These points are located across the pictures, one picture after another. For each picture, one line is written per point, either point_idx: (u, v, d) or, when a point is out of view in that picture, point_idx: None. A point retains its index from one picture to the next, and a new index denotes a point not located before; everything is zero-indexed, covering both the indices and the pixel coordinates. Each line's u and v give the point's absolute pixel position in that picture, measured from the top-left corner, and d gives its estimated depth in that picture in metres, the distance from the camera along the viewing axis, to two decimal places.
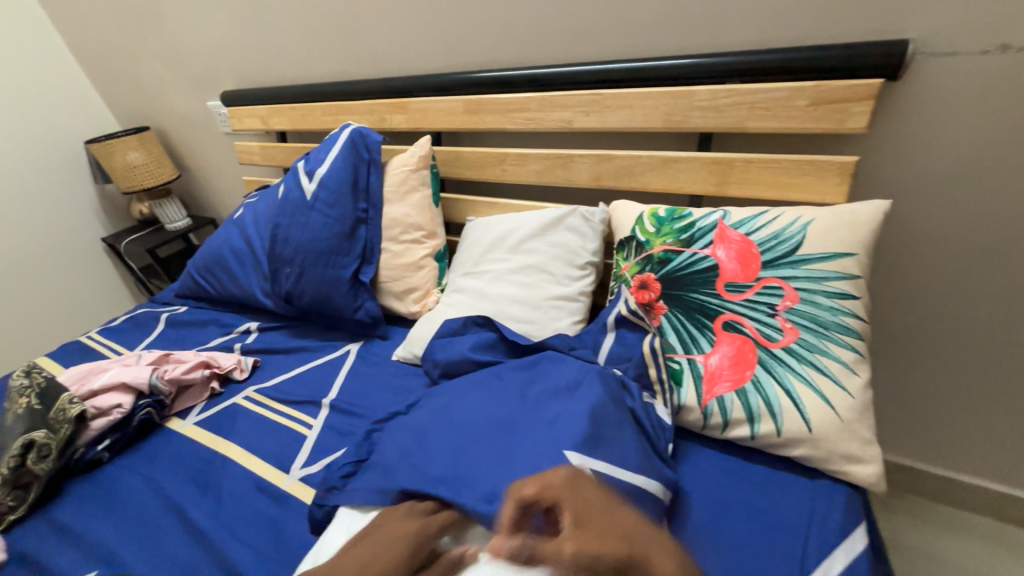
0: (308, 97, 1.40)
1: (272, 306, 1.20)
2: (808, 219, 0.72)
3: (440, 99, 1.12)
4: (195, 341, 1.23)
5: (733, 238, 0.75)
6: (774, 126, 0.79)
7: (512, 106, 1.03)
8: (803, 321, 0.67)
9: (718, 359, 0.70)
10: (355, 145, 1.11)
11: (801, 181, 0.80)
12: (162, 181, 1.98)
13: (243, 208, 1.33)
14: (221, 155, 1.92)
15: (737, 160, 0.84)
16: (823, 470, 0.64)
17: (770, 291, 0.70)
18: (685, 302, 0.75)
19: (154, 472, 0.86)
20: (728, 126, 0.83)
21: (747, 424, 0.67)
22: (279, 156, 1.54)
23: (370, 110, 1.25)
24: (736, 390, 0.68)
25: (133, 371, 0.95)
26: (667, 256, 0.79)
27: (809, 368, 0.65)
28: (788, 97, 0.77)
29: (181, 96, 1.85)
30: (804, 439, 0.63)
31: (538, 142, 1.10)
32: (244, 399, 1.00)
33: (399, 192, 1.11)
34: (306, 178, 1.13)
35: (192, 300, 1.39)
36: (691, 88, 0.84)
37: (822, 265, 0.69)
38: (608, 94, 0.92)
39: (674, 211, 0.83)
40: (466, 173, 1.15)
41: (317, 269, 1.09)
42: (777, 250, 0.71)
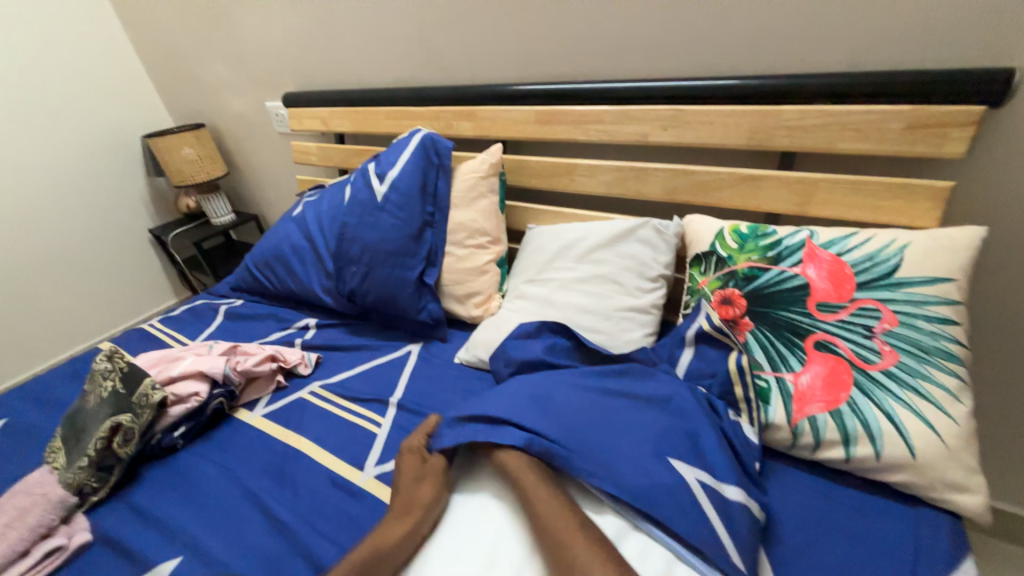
0: (371, 101, 1.43)
1: (333, 303, 1.22)
2: (904, 241, 0.71)
3: (510, 108, 1.14)
4: (254, 334, 1.25)
5: (824, 257, 0.74)
6: (865, 148, 0.80)
7: (586, 118, 1.04)
8: (903, 344, 0.66)
9: (810, 379, 0.69)
10: (426, 150, 1.13)
11: (891, 204, 0.79)
12: (213, 176, 2.03)
13: (304, 206, 1.36)
14: (273, 154, 1.97)
15: (822, 181, 0.83)
16: (924, 497, 0.63)
17: (866, 313, 0.69)
18: (774, 319, 0.74)
19: (228, 460, 0.87)
20: (815, 146, 0.83)
21: (841, 446, 0.66)
22: (336, 157, 1.57)
23: (436, 116, 1.27)
24: (831, 411, 0.67)
25: (209, 361, 0.97)
26: (753, 273, 0.79)
27: (910, 392, 0.64)
28: (882, 120, 0.77)
29: (239, 96, 1.91)
30: (905, 465, 0.62)
31: (607, 154, 1.11)
32: (309, 394, 1.01)
33: (467, 198, 1.13)
34: (376, 180, 1.15)
35: (248, 293, 1.42)
36: (778, 107, 0.85)
37: (922, 289, 0.68)
38: (688, 110, 0.92)
39: (757, 227, 0.82)
40: (531, 182, 1.16)
41: (383, 269, 1.11)
42: (873, 271, 0.71)
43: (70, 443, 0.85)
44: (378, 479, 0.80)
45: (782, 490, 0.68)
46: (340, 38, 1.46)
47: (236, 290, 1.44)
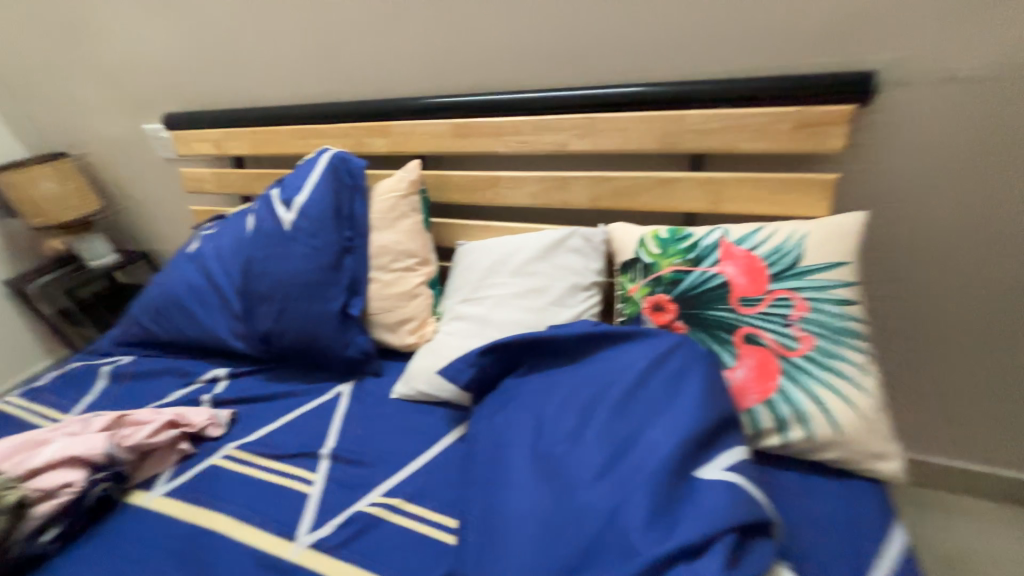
0: (270, 119, 1.30)
1: (245, 349, 1.08)
2: (803, 232, 0.77)
3: (424, 122, 1.09)
4: (148, 396, 1.07)
5: (738, 254, 0.78)
6: (763, 147, 0.85)
7: (504, 129, 1.02)
8: (816, 328, 0.71)
9: (744, 373, 0.71)
10: (337, 170, 1.04)
11: (791, 197, 0.86)
12: (84, 213, 1.74)
13: (200, 241, 1.20)
14: (159, 182, 1.73)
15: (730, 180, 0.88)
16: (851, 469, 0.67)
17: (782, 303, 0.73)
18: (703, 319, 0.77)
19: (122, 561, 0.72)
20: (719, 148, 0.88)
21: (778, 432, 0.69)
22: (235, 183, 1.41)
23: (346, 134, 1.18)
24: (765, 401, 0.70)
25: (85, 441, 0.80)
26: (678, 277, 0.81)
27: (828, 373, 0.69)
28: (773, 121, 0.83)
29: (108, 119, 1.65)
30: (834, 442, 0.66)
31: (529, 164, 1.10)
32: (224, 459, 0.88)
33: (387, 219, 1.05)
34: (282, 207, 1.04)
35: (139, 348, 1.21)
36: (683, 112, 0.89)
37: (824, 275, 0.73)
38: (602, 118, 0.94)
39: (676, 231, 0.85)
40: (455, 197, 1.11)
41: (301, 305, 1.00)
42: (782, 263, 0.75)
43: None
44: (314, 548, 0.70)
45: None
46: (226, 52, 1.31)
47: (122, 346, 1.23)
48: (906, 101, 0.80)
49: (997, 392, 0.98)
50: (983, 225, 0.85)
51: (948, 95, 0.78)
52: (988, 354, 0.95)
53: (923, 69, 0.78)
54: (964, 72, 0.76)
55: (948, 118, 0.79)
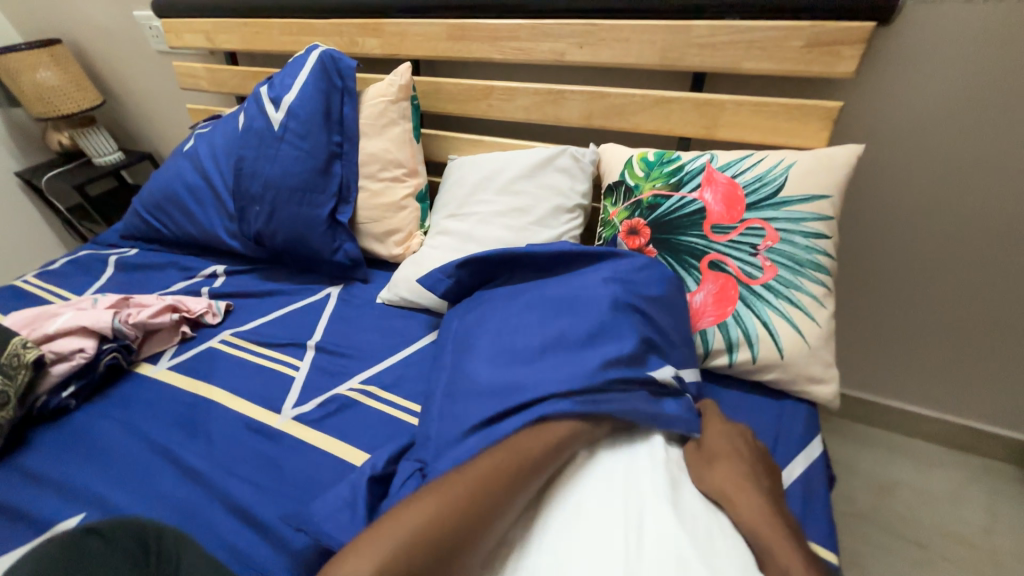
0: (261, 10, 1.23)
1: (240, 248, 1.12)
2: (789, 162, 0.76)
3: (418, 21, 1.03)
4: (152, 285, 1.14)
5: (720, 181, 0.77)
6: (768, 67, 0.80)
7: (500, 33, 0.96)
8: (782, 259, 0.72)
9: (703, 297, 0.74)
10: (326, 70, 1.01)
11: (788, 126, 0.82)
12: (84, 107, 1.73)
13: (195, 139, 1.20)
14: (156, 78, 1.69)
15: (729, 102, 0.84)
16: (788, 391, 0.72)
17: (753, 232, 0.74)
18: (674, 244, 0.78)
19: (132, 417, 0.83)
20: (723, 66, 0.82)
21: (726, 353, 0.73)
22: (229, 81, 1.37)
23: (338, 31, 1.12)
24: (719, 324, 0.73)
25: (92, 315, 0.88)
26: (656, 201, 0.81)
27: (784, 302, 0.71)
28: (784, 37, 0.77)
29: (99, 3, 1.58)
30: (775, 365, 0.70)
31: (526, 76, 1.04)
32: (220, 343, 0.96)
33: (376, 126, 1.04)
34: (271, 106, 1.02)
35: (143, 241, 1.27)
36: (689, 22, 0.82)
37: (800, 207, 0.73)
38: (603, 25, 0.87)
39: (663, 154, 0.83)
40: (447, 107, 1.08)
41: (290, 207, 1.02)
42: (761, 192, 0.75)
43: None
44: (297, 419, 0.79)
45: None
46: None
47: (128, 239, 1.29)
48: (933, 21, 0.73)
49: (963, 342, 0.99)
50: (986, 170, 0.81)
51: (980, 17, 0.71)
52: (962, 305, 0.95)
53: None
54: None
55: (974, 44, 0.73)
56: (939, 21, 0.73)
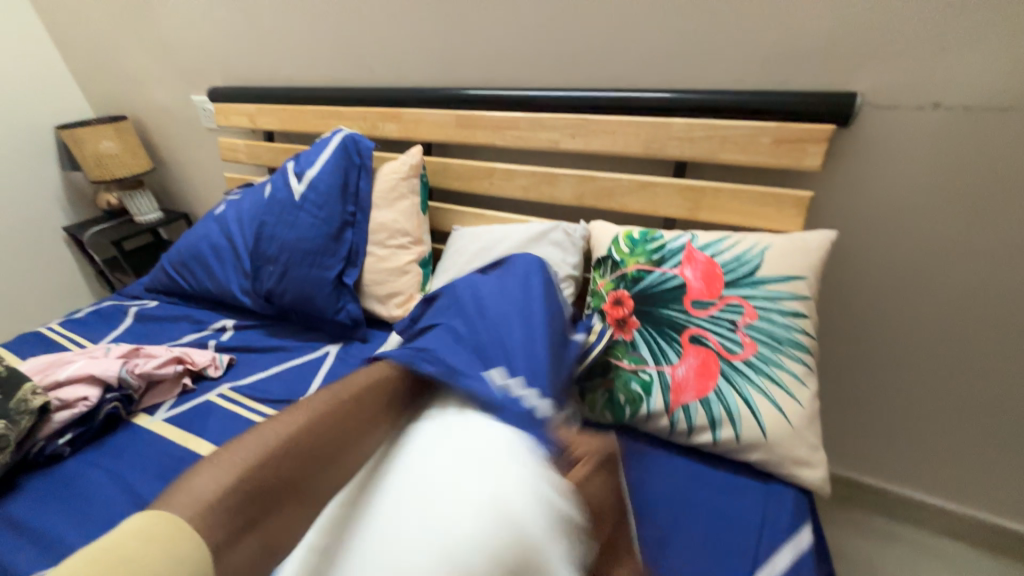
0: (299, 99, 1.41)
1: (250, 304, 1.19)
2: (765, 244, 0.80)
3: (432, 111, 1.16)
4: (165, 337, 1.20)
5: (699, 259, 0.82)
6: (742, 159, 0.87)
7: (503, 124, 1.08)
8: (761, 336, 0.74)
9: (685, 370, 0.76)
10: (347, 150, 1.13)
11: (764, 211, 0.88)
12: (135, 172, 1.92)
13: (225, 204, 1.32)
14: (202, 149, 1.90)
15: (708, 188, 0.91)
16: (775, 473, 0.70)
17: (732, 308, 0.76)
18: (657, 317, 0.81)
19: (119, 467, 0.84)
20: (701, 156, 0.90)
21: (709, 430, 0.72)
22: (264, 155, 1.54)
23: (362, 117, 1.27)
24: (700, 399, 0.73)
25: (102, 364, 0.92)
26: (640, 274, 0.85)
27: (765, 379, 0.71)
28: (754, 134, 0.85)
29: (164, 88, 1.82)
30: (759, 445, 0.69)
31: (525, 159, 1.15)
32: (217, 396, 0.98)
33: (388, 198, 1.14)
34: (295, 179, 1.14)
35: (164, 294, 1.35)
36: (669, 119, 0.92)
37: (777, 287, 0.76)
38: (593, 119, 0.98)
39: (647, 233, 0.89)
40: (454, 184, 1.18)
41: (300, 269, 1.09)
42: (739, 271, 0.79)
43: None
44: None
45: (641, 475, 0.74)
46: (268, 35, 1.44)
47: (150, 292, 1.37)
48: (889, 123, 0.80)
49: (967, 428, 0.96)
50: (960, 257, 0.84)
51: (930, 121, 0.78)
52: (960, 389, 0.93)
53: (907, 93, 0.78)
54: (949, 99, 0.76)
55: (929, 144, 0.79)
56: (893, 123, 0.80)
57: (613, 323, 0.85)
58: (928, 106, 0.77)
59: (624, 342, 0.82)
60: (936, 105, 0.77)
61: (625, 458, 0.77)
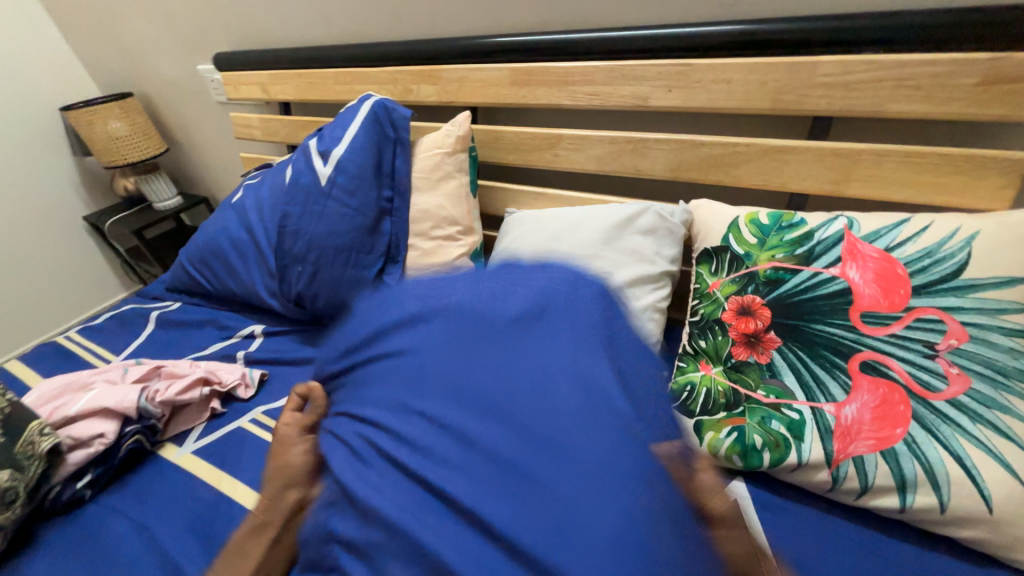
0: (315, 61, 1.19)
1: (279, 308, 1.04)
2: (971, 231, 0.57)
3: (479, 67, 0.94)
4: (190, 346, 1.07)
5: (868, 255, 0.60)
6: (925, 110, 0.63)
7: (573, 77, 0.85)
8: (974, 366, 0.53)
9: (856, 410, 0.56)
10: (379, 121, 0.93)
11: (953, 182, 0.64)
12: (148, 155, 1.78)
13: (242, 191, 1.16)
14: (215, 127, 1.72)
15: (867, 153, 0.67)
16: (998, 557, 0.51)
17: (926, 325, 0.55)
18: (808, 335, 0.60)
19: (146, 516, 0.72)
20: (859, 109, 0.66)
21: (895, 494, 0.53)
22: (282, 130, 1.35)
23: (392, 79, 1.06)
24: (882, 451, 0.54)
25: (119, 393, 0.80)
26: (778, 275, 0.64)
27: (987, 429, 0.51)
28: (950, 72, 0.60)
29: (168, 58, 1.63)
30: (979, 520, 0.50)
31: (597, 122, 0.92)
32: (250, 423, 0.85)
33: (431, 179, 0.94)
34: (319, 160, 0.95)
35: (185, 295, 1.22)
36: (814, 58, 0.67)
37: (996, 293, 0.54)
38: (699, 65, 0.74)
39: (780, 216, 0.67)
40: (508, 158, 0.97)
41: (334, 269, 0.93)
42: (933, 272, 0.57)
43: None
44: None
45: (794, 545, 0.56)
46: None
47: (171, 292, 1.24)
48: None
49: None
50: None
51: None
52: None
53: None
54: None
55: None
56: None
57: (740, 338, 0.65)
58: None
59: (758, 365, 0.63)
60: None
61: (766, 518, 0.59)
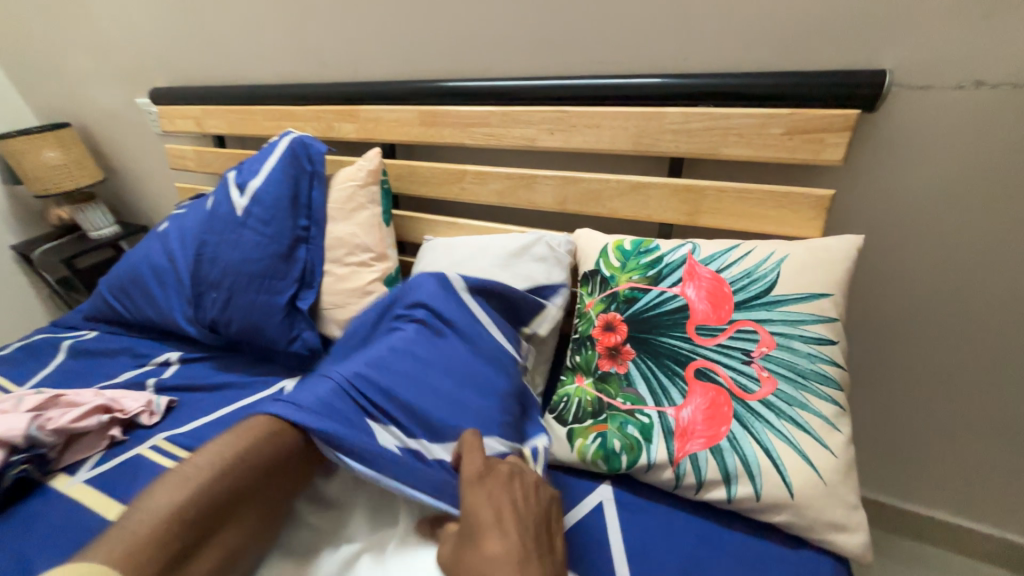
0: (247, 98, 1.26)
1: (195, 334, 1.05)
2: (781, 255, 0.67)
3: (393, 108, 1.02)
4: (100, 374, 1.06)
5: (703, 275, 0.69)
6: (749, 154, 0.74)
7: (472, 120, 0.94)
8: (780, 369, 0.62)
9: (691, 412, 0.63)
10: (297, 156, 0.99)
11: (777, 214, 0.75)
12: (83, 184, 1.77)
13: (168, 220, 1.18)
14: (153, 157, 1.74)
15: (710, 189, 0.78)
16: (805, 538, 0.58)
17: (745, 336, 0.64)
18: (656, 347, 0.68)
19: (22, 546, 0.70)
20: (700, 152, 0.77)
21: (722, 486, 0.60)
22: (216, 162, 1.39)
23: (316, 117, 1.13)
24: (711, 448, 0.61)
25: (6, 421, 0.78)
26: (634, 294, 0.72)
27: (789, 424, 0.59)
28: (762, 124, 0.72)
29: (107, 91, 1.66)
30: (785, 506, 0.57)
31: (499, 159, 1.02)
32: (150, 449, 0.85)
33: (344, 210, 1.00)
34: (236, 192, 0.99)
35: (103, 323, 1.20)
36: (662, 109, 0.79)
37: (797, 308, 0.64)
38: (574, 112, 0.85)
39: (640, 243, 0.76)
40: (421, 190, 1.05)
41: (246, 295, 0.96)
42: (751, 290, 0.66)
43: None
44: None
45: (642, 540, 0.63)
46: (212, 30, 1.29)
47: (88, 320, 1.22)
48: (922, 108, 0.69)
49: (994, 444, 0.88)
50: (992, 263, 0.74)
51: (972, 103, 0.67)
52: (989, 405, 0.85)
53: (943, 71, 0.66)
54: (994, 77, 0.65)
55: (971, 130, 0.68)
56: (928, 108, 0.69)
57: (604, 351, 0.72)
58: (971, 84, 0.66)
59: (617, 375, 0.70)
60: (979, 82, 0.65)
61: (624, 517, 0.65)
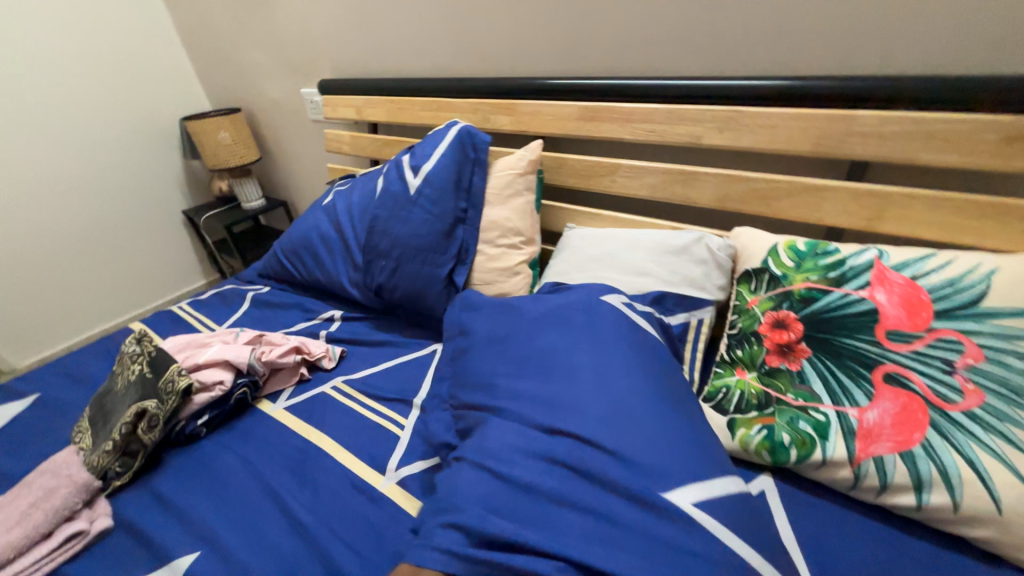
0: (407, 90, 1.39)
1: (358, 296, 1.20)
2: (993, 266, 0.64)
3: (553, 103, 1.09)
4: (279, 323, 1.24)
5: (895, 281, 0.68)
6: (952, 160, 0.72)
7: (634, 116, 0.98)
8: (988, 383, 0.60)
9: (878, 415, 0.63)
10: (463, 144, 1.08)
11: (976, 224, 0.72)
12: (246, 161, 2.03)
13: (334, 195, 1.34)
14: (306, 141, 1.98)
15: (900, 195, 0.76)
16: (1007, 556, 0.56)
17: (945, 345, 0.63)
18: (837, 348, 0.69)
19: (249, 453, 0.86)
20: (891, 156, 0.76)
21: (912, 492, 0.60)
22: (370, 147, 1.55)
23: (473, 109, 1.23)
24: (901, 453, 0.61)
25: (234, 350, 0.95)
26: (811, 294, 0.73)
27: (998, 439, 0.57)
28: (975, 130, 0.69)
29: (275, 81, 1.89)
30: (989, 520, 0.56)
31: (651, 155, 1.05)
32: (332, 389, 0.99)
33: (502, 195, 1.09)
34: (409, 173, 1.12)
35: (275, 280, 1.40)
36: (853, 111, 0.77)
37: (1013, 322, 0.60)
38: (748, 112, 0.86)
39: (817, 245, 0.77)
40: (571, 181, 1.11)
41: (413, 265, 1.08)
42: (953, 300, 0.64)
43: (97, 423, 0.84)
44: (400, 484, 0.77)
45: (812, 532, 0.64)
46: (381, 28, 1.44)
47: (262, 277, 1.43)
48: None
49: None
50: None
51: None
52: None
53: None
54: None
55: None
56: None
57: (774, 348, 0.74)
58: None
59: (789, 372, 0.71)
60: None
61: (791, 507, 0.67)
